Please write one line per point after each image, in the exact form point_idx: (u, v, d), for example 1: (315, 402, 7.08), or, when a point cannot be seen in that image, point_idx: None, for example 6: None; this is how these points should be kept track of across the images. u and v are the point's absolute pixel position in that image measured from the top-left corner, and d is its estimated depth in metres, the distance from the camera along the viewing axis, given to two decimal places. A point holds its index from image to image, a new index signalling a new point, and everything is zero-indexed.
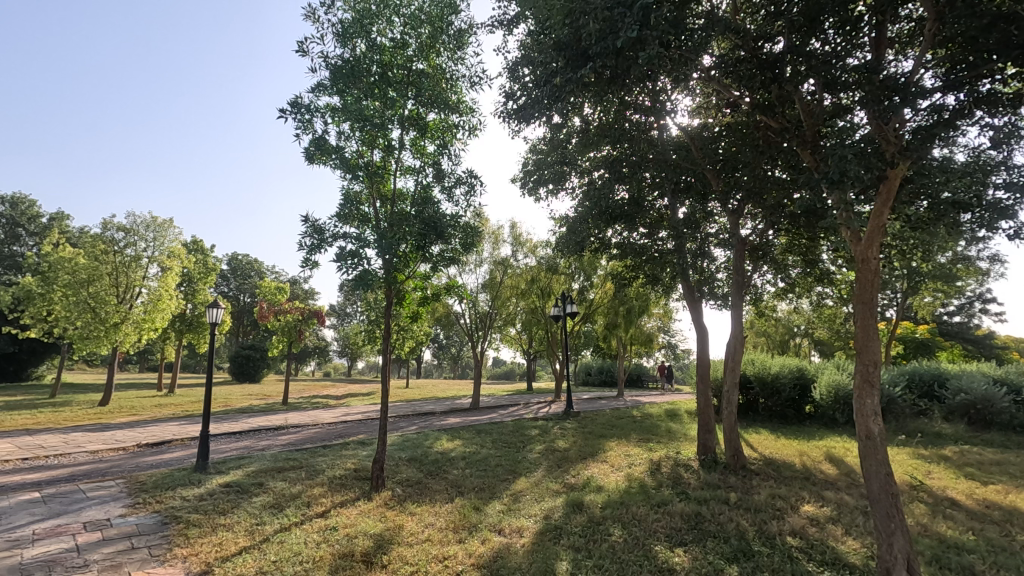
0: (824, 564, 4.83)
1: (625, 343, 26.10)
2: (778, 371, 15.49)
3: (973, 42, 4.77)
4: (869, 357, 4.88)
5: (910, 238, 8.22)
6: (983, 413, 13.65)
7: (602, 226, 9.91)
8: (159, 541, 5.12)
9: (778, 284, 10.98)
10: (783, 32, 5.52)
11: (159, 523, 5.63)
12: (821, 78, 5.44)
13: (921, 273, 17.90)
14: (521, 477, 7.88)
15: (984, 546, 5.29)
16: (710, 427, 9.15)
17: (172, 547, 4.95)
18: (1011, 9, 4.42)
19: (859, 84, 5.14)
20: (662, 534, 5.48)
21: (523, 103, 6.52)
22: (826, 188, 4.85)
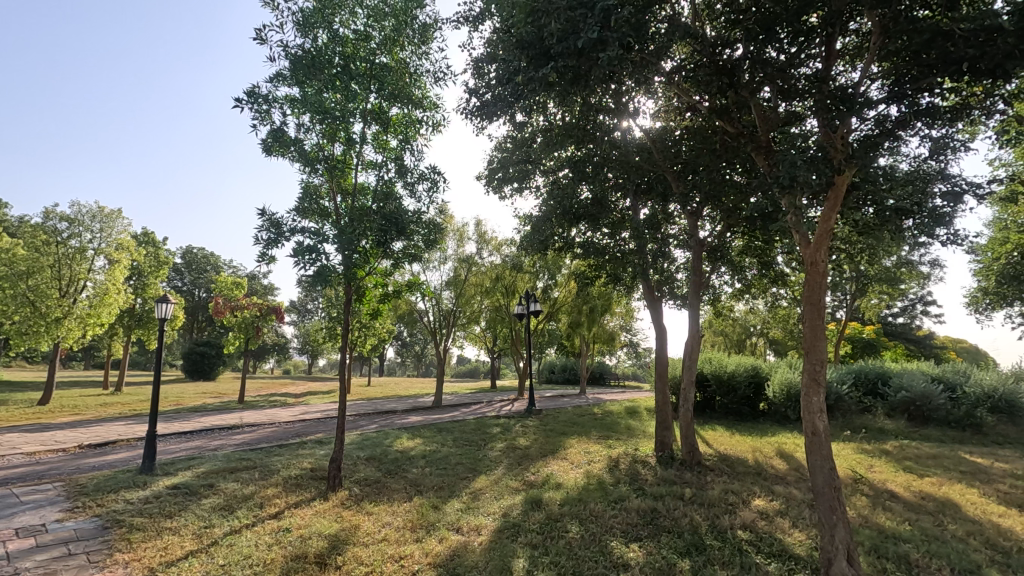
0: (771, 556, 4.97)
1: (588, 342, 26.43)
2: (734, 370, 16.09)
3: (914, 57, 4.98)
4: (816, 356, 4.93)
5: (858, 243, 8.58)
6: (922, 409, 14.43)
7: (565, 226, 10.02)
8: (98, 546, 4.90)
9: (735, 285, 11.32)
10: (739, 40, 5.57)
11: (99, 527, 5.39)
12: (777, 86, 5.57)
13: (868, 276, 18.79)
14: (481, 475, 7.91)
15: (919, 536, 5.57)
16: (667, 423, 9.39)
17: (112, 553, 4.74)
18: (949, 26, 4.58)
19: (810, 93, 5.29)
20: (618, 530, 5.59)
21: (483, 103, 6.46)
22: (777, 192, 4.99)
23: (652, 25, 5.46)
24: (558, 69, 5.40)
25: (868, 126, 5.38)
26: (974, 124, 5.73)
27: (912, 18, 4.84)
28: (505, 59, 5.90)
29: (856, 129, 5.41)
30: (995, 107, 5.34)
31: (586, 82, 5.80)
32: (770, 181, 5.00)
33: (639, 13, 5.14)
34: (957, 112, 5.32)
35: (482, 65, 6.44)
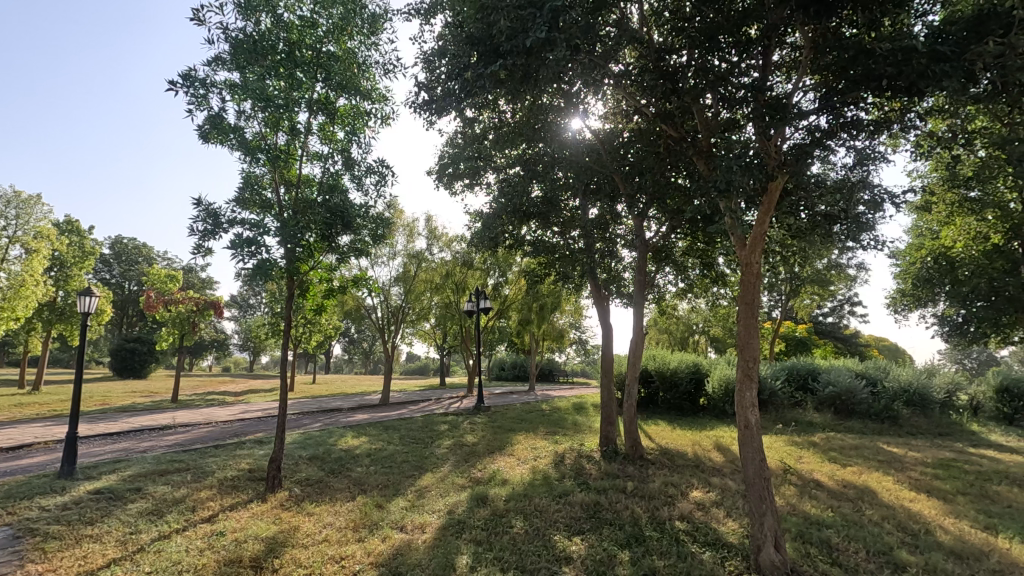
0: (706, 544, 5.18)
1: (537, 339, 26.67)
2: (677, 366, 16.66)
3: (841, 72, 5.28)
4: (749, 353, 5.16)
5: (791, 246, 9.04)
6: (847, 403, 15.39)
7: (515, 223, 10.05)
8: (7, 557, 4.55)
9: (679, 284, 11.71)
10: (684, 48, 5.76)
11: (8, 537, 5.00)
12: (718, 93, 5.81)
13: (801, 278, 19.85)
14: (427, 473, 7.85)
15: (839, 521, 5.96)
16: (612, 419, 9.60)
17: (24, 564, 4.41)
18: (870, 45, 4.90)
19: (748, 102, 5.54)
20: (562, 524, 5.68)
21: (428, 101, 6.40)
22: (715, 196, 5.18)
23: (601, 28, 5.56)
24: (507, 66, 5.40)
25: (799, 135, 5.66)
26: (894, 137, 6.12)
27: (840, 35, 5.13)
28: (454, 54, 5.85)
29: (788, 138, 5.68)
30: (912, 122, 5.72)
31: (536, 81, 5.82)
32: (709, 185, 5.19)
33: (588, 15, 5.22)
34: (879, 126, 5.67)
35: (432, 59, 6.35)
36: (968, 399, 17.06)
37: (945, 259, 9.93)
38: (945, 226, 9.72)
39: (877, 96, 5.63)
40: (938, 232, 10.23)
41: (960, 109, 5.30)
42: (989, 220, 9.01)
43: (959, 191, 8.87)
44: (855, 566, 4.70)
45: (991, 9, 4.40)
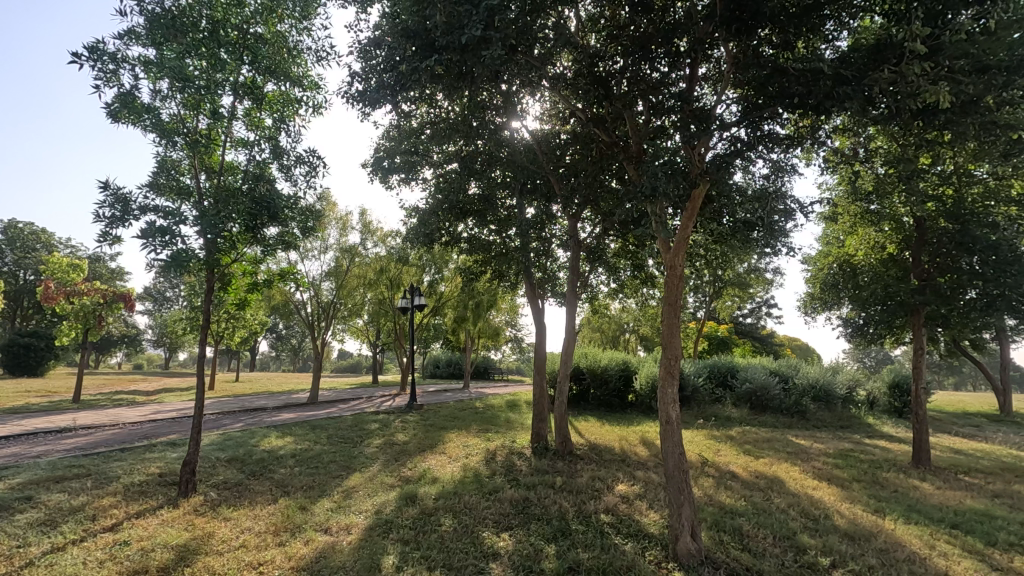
0: (628, 535, 5.38)
1: (472, 337, 26.65)
2: (607, 364, 17.17)
3: (760, 89, 5.63)
4: (672, 351, 5.35)
5: (714, 250, 9.53)
6: (762, 399, 16.45)
7: (451, 220, 9.99)
8: None
9: (611, 284, 12.05)
10: (618, 55, 5.93)
11: None
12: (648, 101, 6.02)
13: (724, 280, 20.96)
14: (355, 473, 7.66)
15: (750, 509, 6.36)
16: (543, 416, 9.76)
17: None
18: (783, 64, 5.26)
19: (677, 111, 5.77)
20: (491, 521, 5.71)
21: (365, 93, 6.22)
22: (642, 201, 5.36)
23: (538, 29, 5.63)
24: (443, 62, 5.34)
25: (722, 145, 5.98)
26: (806, 152, 6.58)
27: (758, 53, 5.48)
28: (390, 44, 5.72)
29: (712, 147, 5.99)
30: (822, 139, 6.17)
31: (474, 78, 5.79)
32: (637, 190, 5.37)
33: (526, 17, 5.26)
34: (793, 141, 6.08)
35: (366, 48, 6.17)
36: (866, 394, 18.66)
37: (848, 266, 10.59)
38: (850, 235, 10.48)
39: (791, 111, 6.02)
40: (842, 241, 11.09)
41: (862, 129, 5.78)
42: (887, 231, 9.85)
43: (861, 204, 9.66)
44: (763, 550, 5.02)
45: (887, 39, 4.82)
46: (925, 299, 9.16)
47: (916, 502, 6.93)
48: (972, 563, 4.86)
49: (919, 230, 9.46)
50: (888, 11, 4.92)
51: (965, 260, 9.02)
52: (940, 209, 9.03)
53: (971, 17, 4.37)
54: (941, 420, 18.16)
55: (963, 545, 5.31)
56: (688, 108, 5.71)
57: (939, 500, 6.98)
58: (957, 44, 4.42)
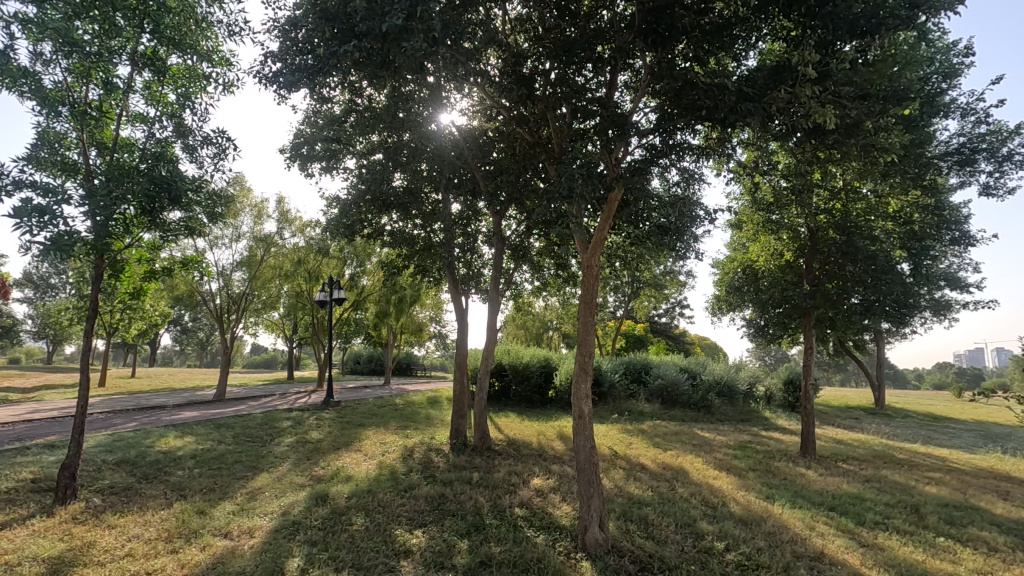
0: (540, 528, 5.51)
1: (394, 332, 26.16)
2: (529, 361, 17.45)
3: (675, 99, 5.90)
4: (586, 347, 5.44)
5: (631, 251, 9.91)
6: (672, 394, 17.40)
7: (374, 212, 9.72)
8: None
9: (534, 282, 12.24)
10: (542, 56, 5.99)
11: None
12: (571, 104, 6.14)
13: (642, 281, 21.94)
14: (261, 473, 7.29)
15: (656, 499, 6.70)
16: (463, 412, 9.75)
17: None
18: (695, 77, 5.54)
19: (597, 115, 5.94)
20: (404, 518, 5.63)
21: (283, 73, 5.91)
22: (561, 201, 5.46)
23: (465, 25, 5.62)
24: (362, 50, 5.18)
25: (640, 150, 6.25)
26: (716, 162, 7.00)
27: (673, 66, 5.78)
28: (310, 25, 5.50)
29: (630, 152, 6.25)
30: (730, 151, 6.56)
31: (397, 68, 5.67)
32: (556, 190, 5.46)
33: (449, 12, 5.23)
34: (703, 151, 6.46)
35: (283, 27, 5.85)
36: (764, 390, 20.18)
37: (751, 271, 11.35)
38: (753, 243, 11.18)
39: (703, 122, 6.35)
40: (746, 247, 11.88)
41: (764, 144, 6.23)
42: (785, 240, 10.64)
43: (764, 213, 10.42)
44: (665, 538, 5.30)
45: (786, 62, 5.24)
46: (815, 303, 9.99)
47: (800, 488, 7.59)
48: (844, 540, 5.40)
49: (812, 239, 10.31)
50: (789, 36, 5.35)
51: (850, 268, 9.95)
52: (830, 222, 9.90)
53: (855, 48, 4.84)
54: (826, 413, 19.99)
55: (838, 526, 5.88)
56: (607, 113, 5.93)
57: (821, 486, 7.69)
58: (842, 71, 4.87)
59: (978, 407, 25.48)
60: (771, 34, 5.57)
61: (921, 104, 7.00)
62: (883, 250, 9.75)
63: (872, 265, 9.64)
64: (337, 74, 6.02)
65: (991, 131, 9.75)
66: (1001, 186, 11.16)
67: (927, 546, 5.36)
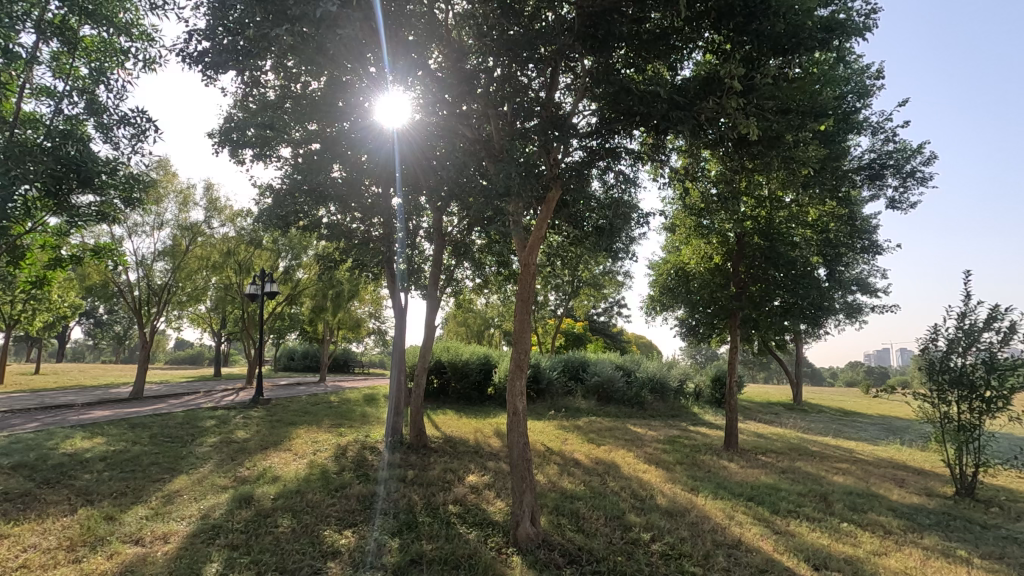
0: (473, 524, 5.52)
1: (331, 327, 25.40)
2: (468, 358, 17.40)
3: (613, 103, 6.03)
4: (521, 344, 5.46)
5: (570, 252, 10.05)
6: (607, 391, 17.87)
7: (311, 204, 9.38)
8: None
9: (475, 279, 12.25)
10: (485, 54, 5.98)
11: None
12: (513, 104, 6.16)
13: (581, 280, 22.40)
14: (180, 475, 6.90)
15: (588, 493, 6.86)
16: (399, 409, 9.60)
17: None
18: (631, 82, 5.70)
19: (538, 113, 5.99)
20: (333, 518, 5.49)
21: (211, 53, 5.61)
22: (498, 198, 5.45)
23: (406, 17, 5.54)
24: (295, 34, 4.97)
25: (580, 152, 6.36)
26: (651, 168, 7.22)
27: (612, 71, 5.93)
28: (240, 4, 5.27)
29: (569, 154, 6.36)
30: (665, 157, 6.78)
31: (334, 56, 5.50)
32: (493, 187, 5.44)
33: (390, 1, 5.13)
34: (639, 156, 6.65)
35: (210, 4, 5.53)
36: (693, 387, 21.12)
37: (683, 273, 11.79)
38: (685, 246, 11.63)
39: (639, 128, 6.52)
40: (680, 250, 12.35)
41: (695, 152, 6.51)
42: (714, 244, 11.12)
43: (695, 218, 10.87)
44: (594, 530, 5.44)
45: (715, 74, 5.49)
46: (740, 304, 10.55)
47: (723, 480, 8.01)
48: (760, 528, 5.73)
49: (739, 244, 10.83)
50: (719, 49, 5.61)
51: (772, 272, 10.53)
52: (756, 228, 10.49)
53: (778, 64, 5.14)
54: (750, 409, 21.14)
55: (754, 515, 6.24)
56: (547, 114, 6.03)
57: (741, 477, 8.14)
58: (766, 86, 5.16)
59: (884, 402, 27.69)
60: (704, 46, 5.81)
61: (838, 121, 7.54)
62: (802, 256, 10.44)
63: (792, 270, 10.29)
64: (269, 58, 5.79)
65: (898, 149, 10.65)
66: (905, 200, 12.21)
67: (832, 531, 5.78)
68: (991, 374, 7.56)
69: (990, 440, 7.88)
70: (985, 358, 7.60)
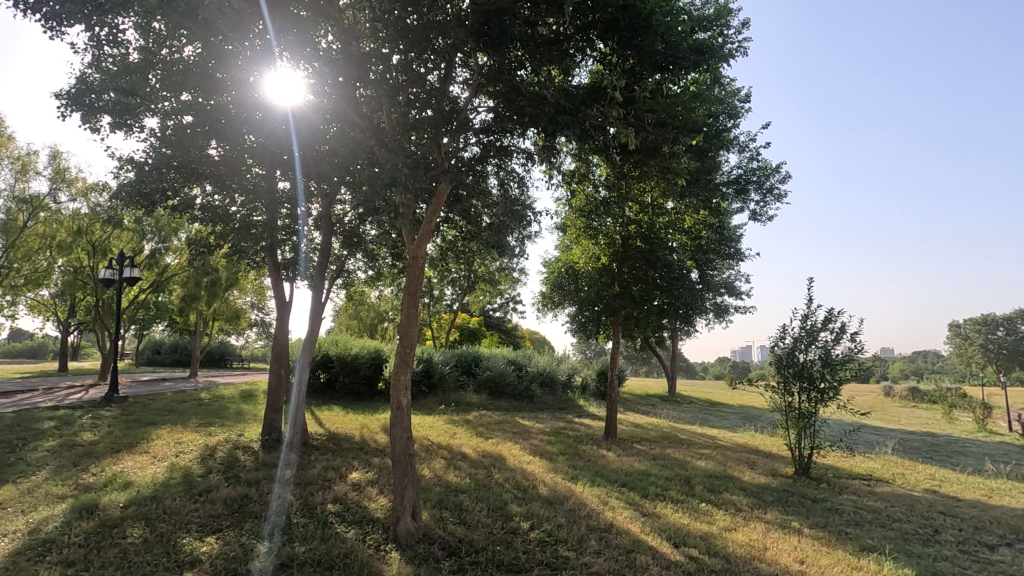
0: (352, 523, 5.36)
1: (205, 318, 23.34)
2: (357, 352, 16.82)
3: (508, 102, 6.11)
4: (407, 339, 5.34)
5: (465, 248, 10.05)
6: (499, 385, 18.16)
7: (182, 182, 8.53)
8: None
9: (368, 271, 11.88)
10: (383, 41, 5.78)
11: None
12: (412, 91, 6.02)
13: (478, 275, 22.58)
14: (5, 484, 5.97)
15: (472, 485, 6.93)
16: (277, 406, 9.05)
17: None
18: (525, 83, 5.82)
19: (434, 107, 5.92)
20: (195, 525, 5.05)
21: (53, 1, 4.91)
22: (386, 190, 5.29)
23: None
24: None
25: (474, 148, 6.38)
26: (544, 169, 7.40)
27: (508, 70, 6.02)
28: None
29: (462, 149, 6.35)
30: (557, 158, 6.99)
31: (208, 23, 5.03)
32: (379, 177, 5.28)
33: None
34: (531, 155, 6.79)
35: None
36: (580, 380, 22.13)
37: (572, 272, 12.27)
38: (576, 246, 12.10)
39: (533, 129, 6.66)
40: (571, 249, 12.82)
41: (585, 156, 6.79)
42: (602, 245, 11.65)
43: (586, 219, 11.36)
44: (476, 522, 5.52)
45: (602, 83, 5.79)
46: (623, 303, 11.22)
47: (601, 468, 8.49)
48: (630, 512, 6.15)
49: (625, 246, 11.44)
50: (608, 59, 5.91)
51: (652, 274, 11.28)
52: (639, 232, 11.21)
53: (657, 79, 5.54)
54: (630, 401, 22.60)
55: (626, 499, 6.68)
56: (441, 107, 5.97)
57: (617, 465, 8.68)
58: (646, 99, 5.53)
59: (743, 393, 30.91)
60: (596, 56, 6.05)
61: (711, 137, 8.25)
62: (678, 260, 11.27)
63: (669, 273, 11.07)
64: (128, 13, 5.21)
65: (761, 167, 11.91)
66: (765, 213, 13.68)
67: (692, 511, 6.35)
68: (826, 368, 8.67)
69: (823, 425, 9.06)
70: (822, 355, 8.69)
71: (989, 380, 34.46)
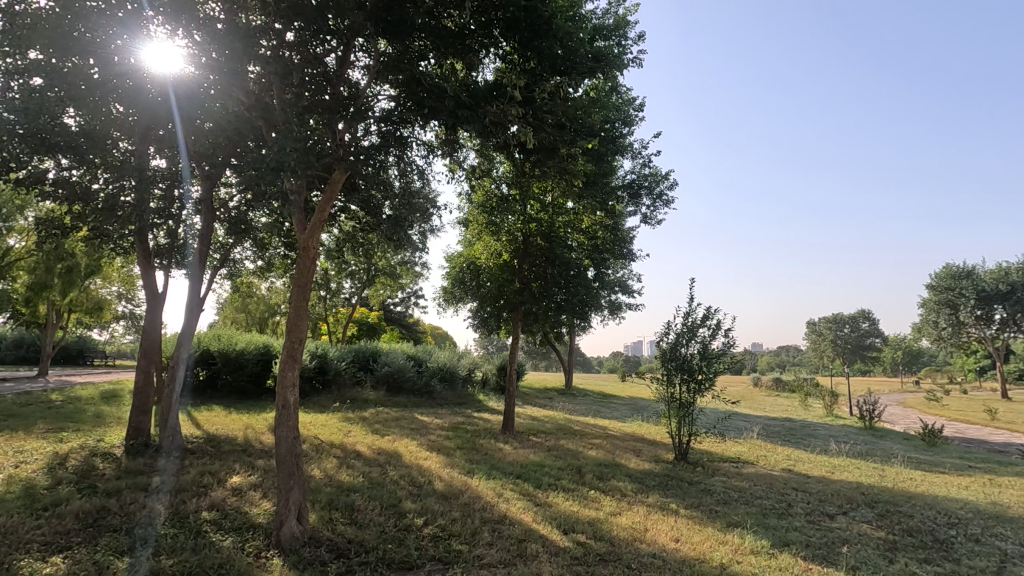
0: (230, 530, 5.00)
1: (59, 310, 20.61)
2: (243, 348, 15.69)
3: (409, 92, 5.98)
4: (296, 333, 5.04)
5: (363, 240, 9.70)
6: (398, 381, 17.80)
7: (29, 153, 7.44)
8: None
9: (256, 261, 11.12)
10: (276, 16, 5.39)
11: None
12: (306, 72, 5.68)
13: (378, 268, 21.96)
14: None
15: (365, 484, 6.74)
16: (146, 407, 8.18)
17: None
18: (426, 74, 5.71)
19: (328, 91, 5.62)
20: (36, 544, 4.44)
21: None
22: (275, 174, 4.96)
23: None
24: None
25: (373, 137, 6.15)
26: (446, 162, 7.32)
27: (410, 60, 5.87)
28: None
29: (360, 137, 6.10)
30: (459, 153, 6.94)
31: None
32: (267, 160, 4.94)
33: None
34: (433, 148, 6.69)
35: None
36: (480, 375, 22.29)
37: (473, 267, 12.31)
38: (478, 242, 12.12)
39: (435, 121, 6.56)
40: (473, 245, 12.83)
41: (487, 152, 6.82)
42: (503, 242, 11.76)
43: (488, 215, 11.41)
44: (367, 522, 5.37)
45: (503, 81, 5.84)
46: (523, 299, 11.43)
47: (497, 461, 8.61)
48: (523, 503, 6.30)
49: (526, 244, 11.65)
50: (510, 58, 5.97)
51: (550, 271, 11.59)
52: (539, 230, 11.48)
53: (555, 82, 5.70)
54: (529, 395, 23.16)
55: (520, 491, 6.83)
56: (338, 92, 5.70)
57: (513, 458, 8.86)
58: (544, 100, 5.66)
59: (633, 386, 32.87)
60: (499, 54, 6.07)
61: (607, 141, 8.65)
62: (576, 258, 11.67)
63: (567, 271, 11.43)
64: None
65: (652, 174, 12.68)
66: (655, 218, 14.58)
67: (582, 498, 6.65)
68: (704, 361, 9.47)
69: (700, 414, 9.87)
70: (701, 348, 9.48)
71: (836, 371, 39.42)
